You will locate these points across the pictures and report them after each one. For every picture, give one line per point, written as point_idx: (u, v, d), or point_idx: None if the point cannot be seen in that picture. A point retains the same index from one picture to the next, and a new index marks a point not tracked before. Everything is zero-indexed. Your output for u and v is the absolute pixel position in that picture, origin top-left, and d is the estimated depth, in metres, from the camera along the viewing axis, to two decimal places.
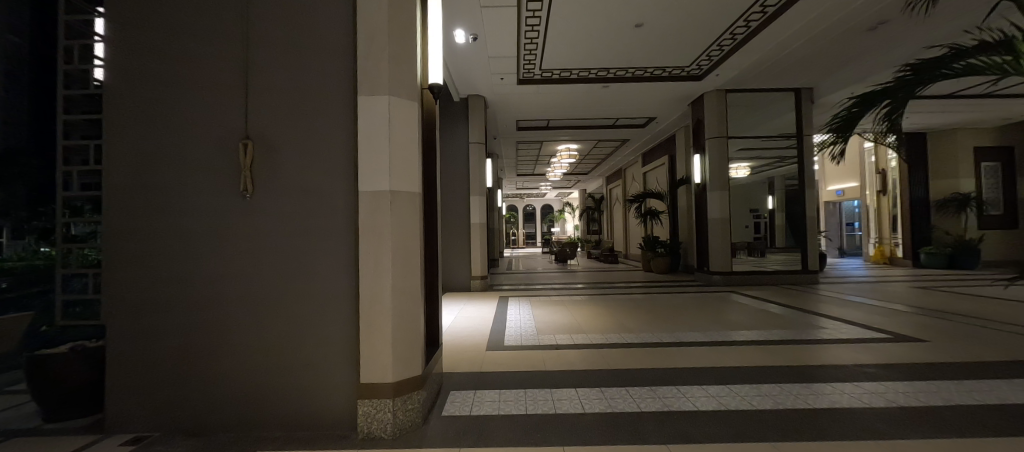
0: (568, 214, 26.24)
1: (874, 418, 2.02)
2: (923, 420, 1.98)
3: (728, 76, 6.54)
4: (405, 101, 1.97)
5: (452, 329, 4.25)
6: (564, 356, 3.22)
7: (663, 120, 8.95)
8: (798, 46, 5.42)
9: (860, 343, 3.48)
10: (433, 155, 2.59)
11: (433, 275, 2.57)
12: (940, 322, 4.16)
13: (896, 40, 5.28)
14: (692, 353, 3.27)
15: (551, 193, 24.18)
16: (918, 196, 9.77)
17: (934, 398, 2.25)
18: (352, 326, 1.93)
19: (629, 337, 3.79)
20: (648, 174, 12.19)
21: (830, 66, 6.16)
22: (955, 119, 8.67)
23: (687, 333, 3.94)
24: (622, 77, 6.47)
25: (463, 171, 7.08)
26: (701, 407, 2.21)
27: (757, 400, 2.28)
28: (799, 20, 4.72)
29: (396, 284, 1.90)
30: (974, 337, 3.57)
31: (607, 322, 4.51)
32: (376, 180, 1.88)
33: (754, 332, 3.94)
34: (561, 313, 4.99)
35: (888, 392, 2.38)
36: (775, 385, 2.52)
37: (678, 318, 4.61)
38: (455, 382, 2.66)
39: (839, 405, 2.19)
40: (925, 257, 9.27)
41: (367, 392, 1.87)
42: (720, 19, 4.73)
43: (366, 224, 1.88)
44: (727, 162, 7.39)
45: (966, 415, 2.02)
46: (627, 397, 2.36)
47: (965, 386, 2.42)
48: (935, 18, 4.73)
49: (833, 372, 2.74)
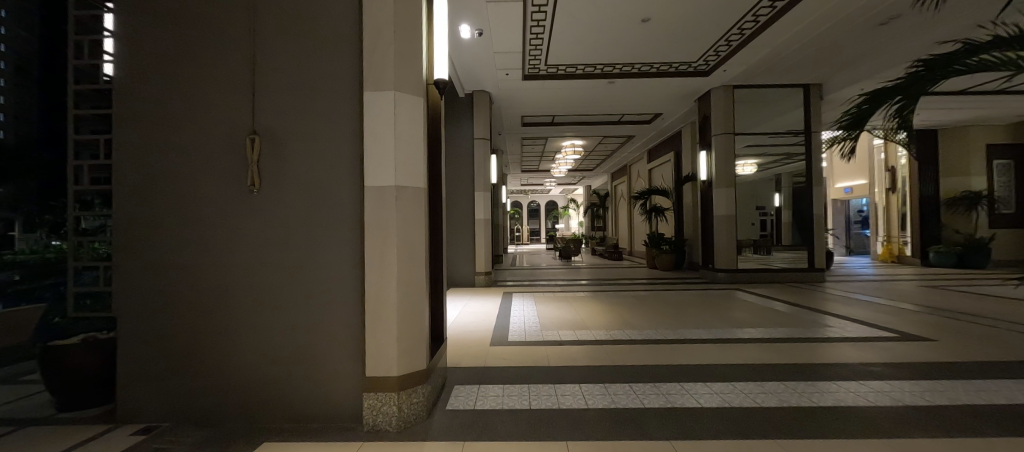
0: (572, 211, 26.23)
1: (879, 417, 2.00)
2: (928, 419, 1.97)
3: (736, 71, 6.47)
4: (410, 96, 1.97)
5: (455, 324, 4.28)
6: (567, 352, 3.22)
7: (670, 116, 8.88)
8: (808, 41, 5.34)
9: (865, 341, 3.46)
10: (439, 151, 2.61)
11: (438, 270, 2.60)
12: (948, 322, 4.11)
13: (910, 35, 5.18)
14: (697, 350, 3.26)
15: (556, 189, 24.13)
16: (929, 194, 9.63)
17: (941, 397, 2.24)
18: (358, 320, 1.95)
19: (631, 333, 3.80)
20: (653, 170, 12.12)
21: (839, 62, 6.08)
22: (968, 115, 8.53)
23: (691, 330, 3.92)
24: (628, 72, 6.43)
25: (468, 167, 7.08)
26: (705, 403, 2.21)
27: (761, 398, 2.28)
28: (810, 14, 4.64)
29: (401, 279, 1.91)
30: (981, 336, 3.53)
31: (611, 318, 4.51)
32: (382, 176, 1.89)
33: (761, 330, 3.93)
34: (564, 309, 5.00)
35: (894, 390, 2.36)
36: (779, 382, 2.52)
37: (682, 316, 4.61)
38: (458, 376, 2.69)
39: (844, 403, 2.19)
40: (934, 256, 9.19)
41: (372, 385, 1.89)
42: (728, 14, 4.67)
43: (370, 220, 1.89)
44: (734, 158, 7.34)
45: (973, 415, 2.00)
46: (631, 393, 2.37)
47: (972, 386, 2.39)
48: (949, 13, 4.64)
49: (839, 371, 2.73)
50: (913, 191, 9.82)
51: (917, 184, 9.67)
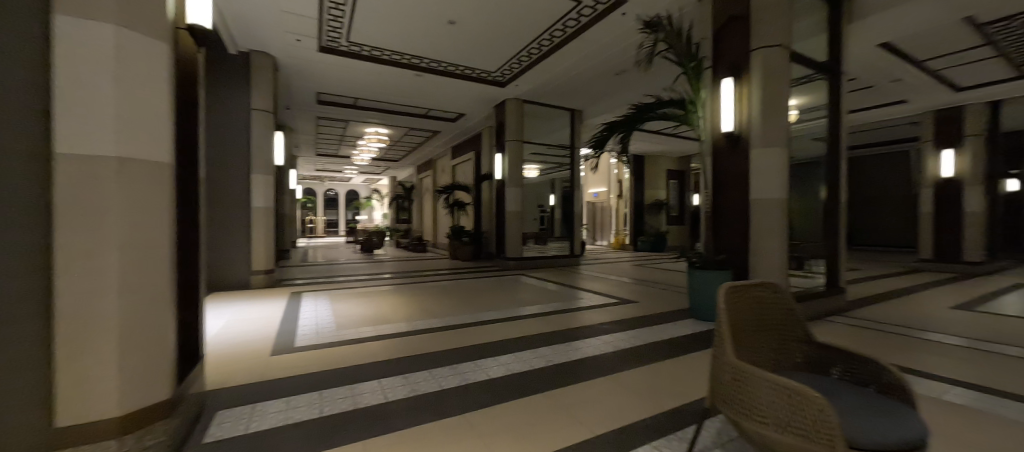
0: (376, 202, 24.98)
1: (605, 361, 2.77)
2: (630, 357, 2.85)
3: (525, 88, 7.52)
4: (146, 39, 1.46)
5: (221, 336, 3.44)
6: (369, 349, 3.09)
7: (472, 117, 9.59)
8: (574, 75, 6.71)
9: (601, 307, 4.68)
10: (194, 118, 2.03)
11: (190, 270, 2.02)
12: (645, 288, 6.01)
13: (632, 85, 7.21)
14: (489, 330, 3.66)
15: (359, 178, 22.46)
16: (639, 200, 13.70)
17: (638, 340, 3.27)
18: (39, 348, 1.31)
19: (434, 321, 3.95)
20: (456, 167, 12.80)
21: (593, 96, 7.90)
22: (659, 148, 12.57)
23: (486, 313, 4.37)
24: (435, 68, 6.57)
25: (242, 143, 5.79)
26: (492, 375, 2.54)
27: (535, 361, 2.78)
28: (575, 53, 5.86)
29: (126, 285, 1.40)
30: (660, 296, 5.31)
31: (414, 309, 4.56)
32: (93, 141, 1.34)
33: (539, 307, 4.76)
34: (365, 305, 4.74)
35: (614, 340, 3.30)
36: (547, 347, 3.12)
37: (479, 301, 5.09)
38: (224, 398, 2.19)
39: (586, 355, 2.92)
40: (641, 244, 12.97)
41: (72, 440, 1.32)
42: (520, 35, 5.39)
43: (67, 202, 1.30)
44: (521, 162, 8.55)
45: (653, 350, 3.01)
46: (430, 378, 2.48)
47: (653, 330, 3.59)
48: (651, 76, 6.70)
49: (586, 331, 3.60)
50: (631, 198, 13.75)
51: (633, 193, 13.60)
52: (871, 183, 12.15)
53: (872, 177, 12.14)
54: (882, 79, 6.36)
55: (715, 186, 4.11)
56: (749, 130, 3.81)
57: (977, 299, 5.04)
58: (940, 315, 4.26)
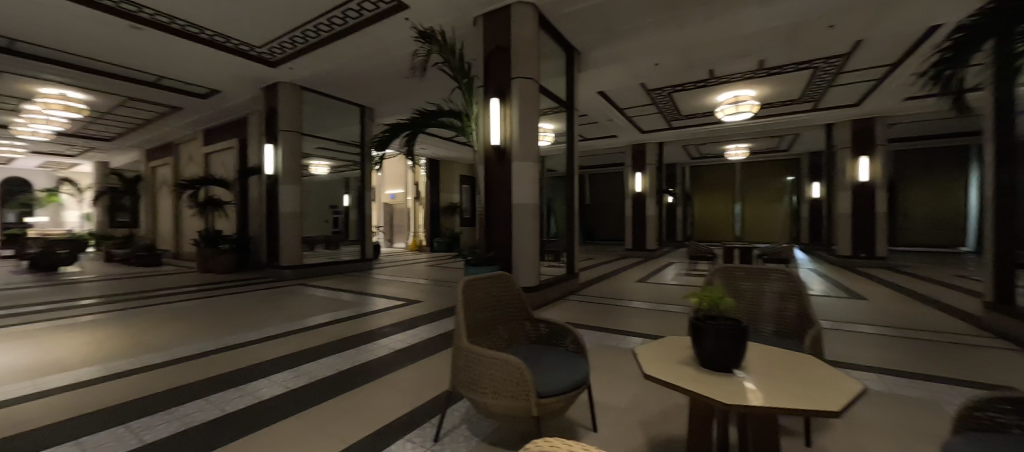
0: (70, 196, 17.20)
1: (377, 366, 2.73)
2: (402, 358, 2.89)
3: (302, 73, 6.65)
4: None
5: None
6: (15, 415, 2.08)
7: (232, 97, 7.81)
8: (360, 69, 6.37)
9: (386, 310, 4.61)
10: None
11: None
12: (433, 288, 6.25)
13: (421, 91, 7.40)
14: (241, 354, 3.06)
15: (31, 161, 14.96)
16: (435, 203, 14.15)
17: (412, 340, 3.36)
18: None
19: (154, 356, 3.00)
20: (209, 156, 10.13)
21: (383, 94, 7.70)
22: (452, 155, 13.34)
23: (241, 335, 3.61)
24: (165, 25, 5.01)
25: None
26: (232, 407, 2.12)
27: (294, 381, 2.48)
28: (359, 48, 5.58)
29: None
30: (445, 294, 5.63)
31: (122, 344, 3.35)
32: None
33: (319, 317, 4.28)
34: (23, 351, 3.18)
35: (390, 342, 3.29)
36: (313, 362, 2.83)
37: (234, 321, 4.18)
38: None
39: (357, 363, 2.80)
40: (437, 244, 13.50)
41: None
42: (290, 14, 4.74)
43: None
44: (300, 157, 7.50)
45: (425, 347, 3.15)
46: (129, 433, 1.86)
47: (432, 327, 3.78)
48: (438, 85, 7.04)
49: (363, 338, 3.46)
50: (427, 200, 14.07)
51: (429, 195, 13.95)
52: (602, 194, 16.35)
53: (602, 189, 16.35)
54: (602, 118, 8.65)
55: (486, 192, 4.67)
56: (511, 145, 4.49)
57: (649, 275, 7.47)
58: (629, 288, 6.09)
